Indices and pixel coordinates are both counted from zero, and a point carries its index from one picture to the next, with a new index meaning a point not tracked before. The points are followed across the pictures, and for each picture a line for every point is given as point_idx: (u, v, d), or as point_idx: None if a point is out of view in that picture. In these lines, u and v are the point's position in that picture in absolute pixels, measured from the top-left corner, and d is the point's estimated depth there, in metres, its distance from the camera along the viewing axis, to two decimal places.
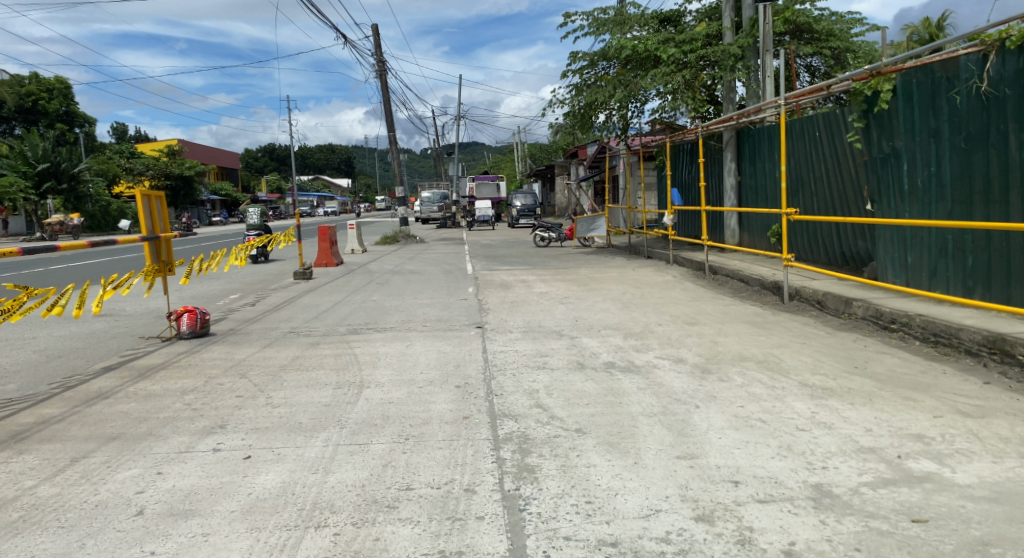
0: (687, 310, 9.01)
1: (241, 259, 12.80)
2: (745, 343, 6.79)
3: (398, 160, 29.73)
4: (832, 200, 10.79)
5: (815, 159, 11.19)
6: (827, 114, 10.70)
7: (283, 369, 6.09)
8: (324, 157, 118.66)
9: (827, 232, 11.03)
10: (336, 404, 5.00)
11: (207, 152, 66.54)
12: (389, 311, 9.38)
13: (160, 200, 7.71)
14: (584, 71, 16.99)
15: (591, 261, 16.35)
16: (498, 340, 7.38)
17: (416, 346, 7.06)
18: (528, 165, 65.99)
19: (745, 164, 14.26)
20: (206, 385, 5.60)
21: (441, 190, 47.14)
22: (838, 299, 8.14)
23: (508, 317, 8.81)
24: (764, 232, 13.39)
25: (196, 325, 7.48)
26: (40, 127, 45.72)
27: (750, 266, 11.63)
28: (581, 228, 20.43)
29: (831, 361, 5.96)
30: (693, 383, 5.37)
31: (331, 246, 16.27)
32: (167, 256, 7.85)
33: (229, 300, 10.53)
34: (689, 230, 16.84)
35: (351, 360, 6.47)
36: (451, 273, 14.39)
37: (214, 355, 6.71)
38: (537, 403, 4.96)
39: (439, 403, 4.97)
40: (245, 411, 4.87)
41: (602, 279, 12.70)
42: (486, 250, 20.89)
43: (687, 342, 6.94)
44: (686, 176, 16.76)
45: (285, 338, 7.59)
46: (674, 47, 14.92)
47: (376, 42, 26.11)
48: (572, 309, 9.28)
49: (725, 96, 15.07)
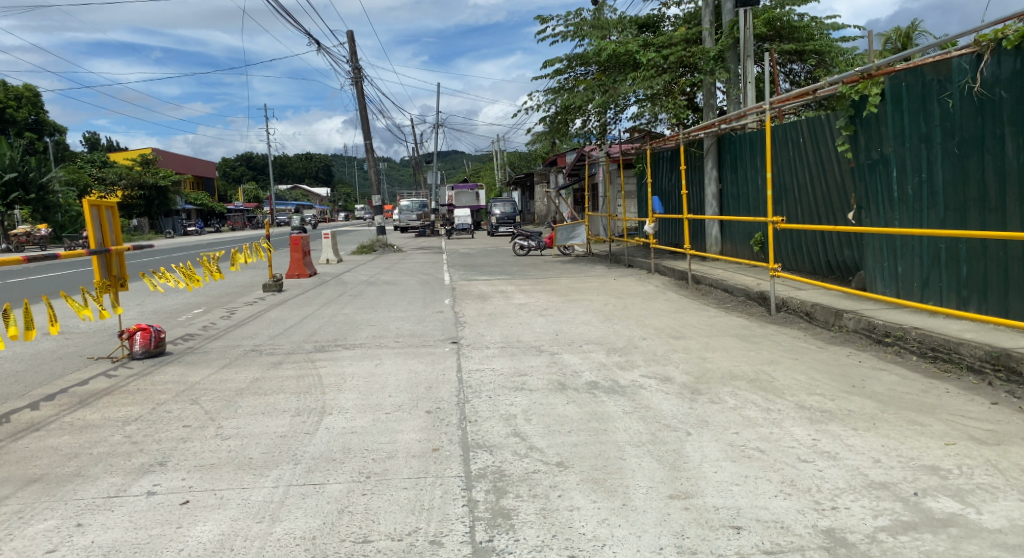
0: (671, 322, 8.65)
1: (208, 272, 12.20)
2: (735, 359, 6.44)
3: (375, 167, 29.14)
4: (816, 207, 10.54)
5: (799, 165, 10.94)
6: (810, 119, 10.45)
7: (239, 394, 5.59)
8: (302, 166, 117.47)
9: (812, 240, 10.78)
10: (293, 435, 4.53)
11: (183, 160, 65.50)
12: (360, 326, 8.91)
13: (110, 210, 7.13)
14: (562, 75, 16.70)
15: (572, 270, 15.96)
16: (474, 357, 6.95)
17: (386, 366, 6.60)
18: (508, 173, 65.76)
19: (727, 172, 14.02)
20: (152, 412, 5.07)
21: (419, 199, 46.65)
22: (827, 311, 7.85)
23: (485, 331, 8.38)
24: (747, 240, 13.14)
25: (151, 344, 6.94)
26: (7, 136, 44.54)
27: (733, 276, 11.34)
28: (561, 236, 19.69)
29: (826, 379, 5.63)
30: (683, 406, 5.00)
31: (303, 257, 15.73)
32: (119, 271, 7.21)
33: (191, 316, 9.96)
34: (669, 238, 16.56)
35: (315, 381, 6.00)
36: (428, 284, 13.92)
37: (167, 377, 6.18)
38: (514, 431, 4.54)
39: (407, 432, 4.54)
40: (191, 444, 4.37)
41: (583, 289, 12.33)
42: (464, 259, 20.42)
43: (674, 358, 6.58)
44: (667, 184, 16.50)
45: (246, 357, 7.09)
46: (653, 51, 14.68)
47: (352, 47, 25.65)
48: (553, 322, 8.88)
49: (706, 102, 14.83)
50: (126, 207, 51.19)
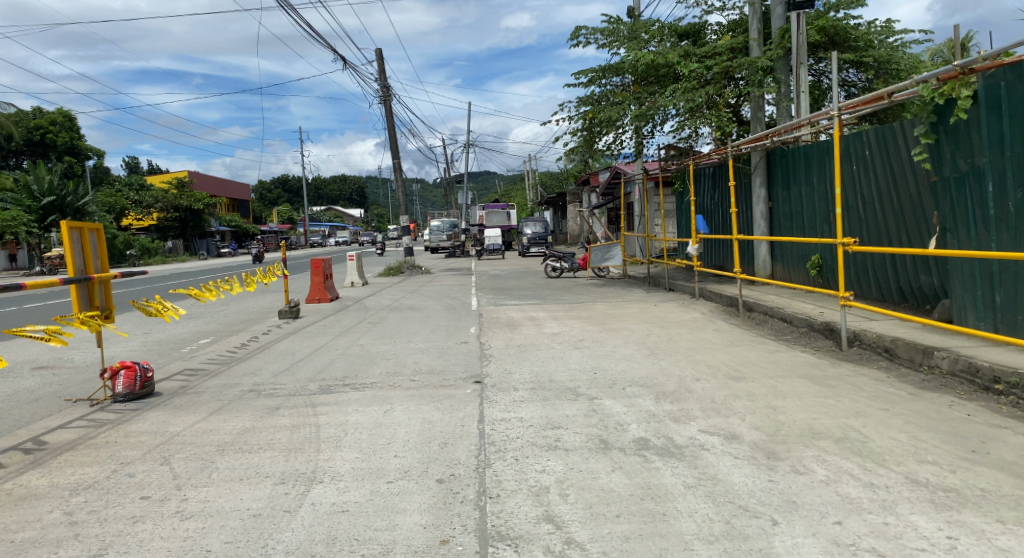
0: (726, 358, 7.58)
1: (213, 296, 11.44)
2: (811, 411, 5.39)
3: (403, 188, 28.47)
4: (886, 227, 9.43)
5: (865, 182, 9.85)
6: (879, 129, 9.38)
7: (220, 450, 4.72)
8: (336, 187, 118.51)
9: (881, 264, 9.67)
10: (270, 514, 3.61)
11: (218, 183, 66.34)
12: (375, 360, 8.04)
13: (94, 233, 6.40)
14: (594, 85, 15.79)
15: (607, 294, 14.95)
16: (499, 401, 6.00)
17: (397, 413, 5.67)
18: (539, 192, 64.87)
19: (778, 189, 12.95)
20: (112, 475, 4.21)
21: (450, 220, 46.04)
22: (913, 348, 6.77)
23: (513, 367, 7.44)
24: (802, 263, 12.04)
25: (135, 385, 6.15)
26: (48, 160, 45.56)
27: (790, 303, 10.25)
28: (595, 257, 18.64)
29: (935, 440, 4.55)
30: (761, 480, 3.99)
31: (324, 281, 14.99)
32: (103, 301, 6.43)
33: (197, 347, 9.22)
34: (713, 260, 15.50)
35: (312, 434, 5.10)
36: (453, 310, 13.03)
37: (145, 426, 5.35)
38: (547, 514, 3.58)
39: (411, 513, 3.61)
40: (142, 526, 3.47)
41: (621, 316, 11.32)
42: (493, 282, 19.52)
43: (737, 408, 5.54)
44: (710, 202, 15.47)
45: (241, 400, 6.24)
46: (695, 62, 13.73)
47: (380, 66, 25.23)
48: (590, 356, 7.89)
49: (753, 115, 13.83)
50: (162, 229, 51.77)
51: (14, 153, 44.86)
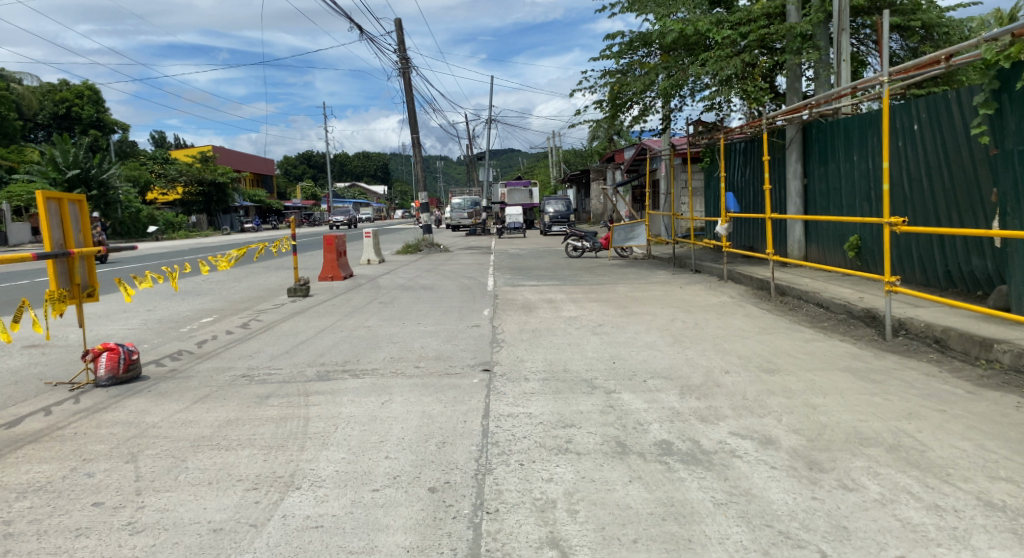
0: (759, 348, 6.96)
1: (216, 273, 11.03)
2: (857, 411, 4.78)
3: (422, 164, 27.89)
4: (935, 204, 8.68)
5: (912, 156, 9.08)
6: (930, 99, 8.59)
7: (195, 447, 4.26)
8: (360, 164, 118.38)
9: (927, 246, 8.95)
10: (233, 529, 3.14)
11: (242, 158, 66.34)
12: (380, 344, 7.57)
13: (75, 204, 5.95)
14: (620, 56, 14.93)
15: (629, 275, 14.32)
16: (508, 393, 5.48)
17: (395, 405, 5.18)
18: (563, 169, 63.70)
19: (814, 165, 12.18)
20: (68, 475, 3.76)
21: (471, 197, 45.44)
22: (970, 340, 6.11)
23: (525, 354, 6.91)
24: (840, 244, 11.33)
25: (119, 369, 5.77)
26: (74, 133, 45.74)
27: (825, 288, 9.57)
28: (618, 237, 17.97)
29: (1006, 451, 3.94)
30: (804, 498, 3.42)
31: (338, 258, 14.56)
32: (85, 278, 6.00)
33: (198, 326, 8.84)
34: (743, 240, 14.80)
35: (299, 429, 4.63)
36: (468, 290, 12.51)
37: (121, 415, 4.92)
38: (552, 536, 3.06)
39: (393, 531, 3.12)
40: (84, 541, 3.02)
41: (644, 299, 10.72)
42: (513, 261, 18.95)
43: (772, 406, 4.96)
44: (741, 179, 14.72)
45: (232, 386, 5.80)
46: (728, 28, 12.91)
47: (399, 36, 24.57)
48: (609, 344, 7.33)
49: (789, 86, 13.14)
50: (186, 203, 51.91)
51: (40, 126, 45.09)
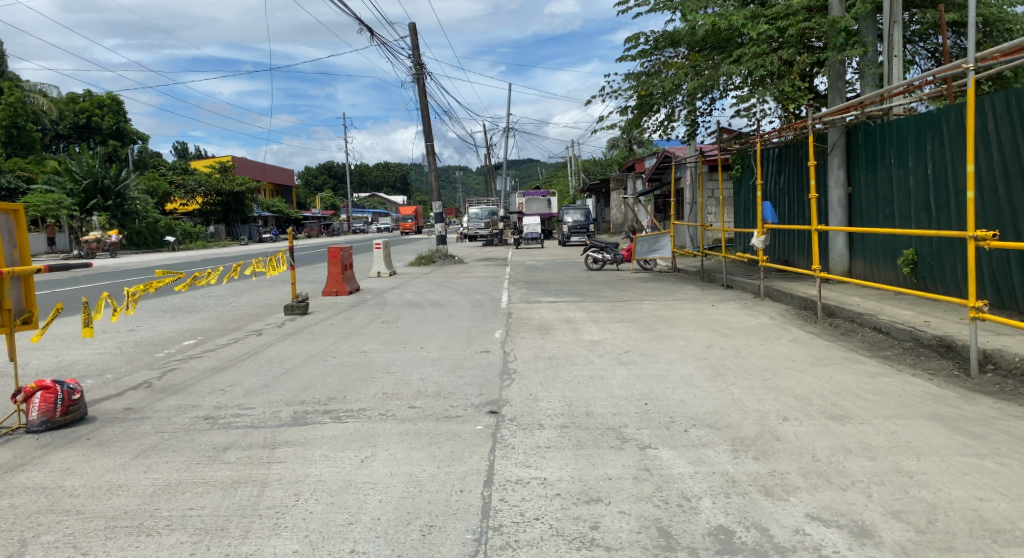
0: (818, 386, 5.84)
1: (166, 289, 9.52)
2: (970, 484, 3.67)
3: (437, 173, 26.87)
4: (1013, 213, 7.53)
5: (984, 160, 7.94)
6: (1008, 93, 7.45)
7: (109, 530, 3.28)
8: (379, 174, 118.31)
9: (1002, 261, 7.79)
10: None
11: (260, 168, 66.13)
12: (374, 375, 6.57)
13: (9, 216, 5.04)
14: (644, 57, 13.87)
15: (655, 290, 13.22)
16: (517, 447, 4.44)
17: (377, 464, 4.17)
18: (581, 179, 62.01)
19: (860, 171, 11.04)
20: None
21: (489, 207, 44.50)
22: None
23: (540, 391, 5.86)
24: (891, 258, 10.18)
25: (54, 411, 4.83)
26: (93, 143, 45.71)
27: (882, 309, 8.44)
28: (641, 248, 16.89)
29: None
30: None
31: (343, 272, 13.64)
32: (19, 304, 5.06)
33: (176, 350, 7.92)
34: (779, 254, 13.68)
35: (250, 501, 3.63)
36: (480, 307, 11.49)
37: (37, 477, 3.96)
38: None
39: None
40: None
41: (673, 320, 9.63)
42: (530, 274, 17.91)
43: (856, 474, 3.86)
44: (777, 188, 13.59)
45: (186, 433, 4.82)
46: (764, 23, 11.68)
47: (414, 41, 23.73)
48: (638, 378, 6.26)
49: (831, 85, 11.96)
50: (205, 212, 51.54)
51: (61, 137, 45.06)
